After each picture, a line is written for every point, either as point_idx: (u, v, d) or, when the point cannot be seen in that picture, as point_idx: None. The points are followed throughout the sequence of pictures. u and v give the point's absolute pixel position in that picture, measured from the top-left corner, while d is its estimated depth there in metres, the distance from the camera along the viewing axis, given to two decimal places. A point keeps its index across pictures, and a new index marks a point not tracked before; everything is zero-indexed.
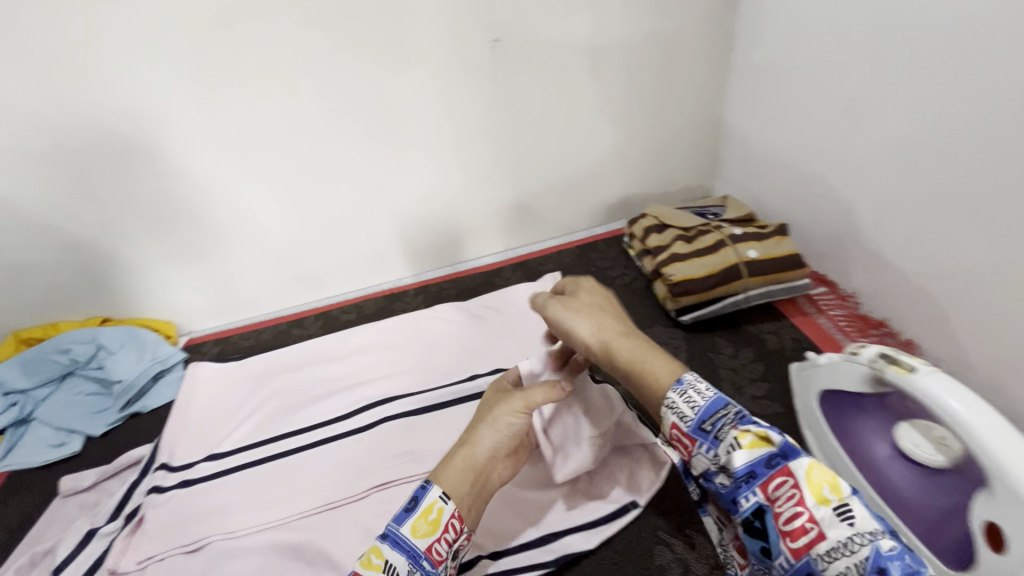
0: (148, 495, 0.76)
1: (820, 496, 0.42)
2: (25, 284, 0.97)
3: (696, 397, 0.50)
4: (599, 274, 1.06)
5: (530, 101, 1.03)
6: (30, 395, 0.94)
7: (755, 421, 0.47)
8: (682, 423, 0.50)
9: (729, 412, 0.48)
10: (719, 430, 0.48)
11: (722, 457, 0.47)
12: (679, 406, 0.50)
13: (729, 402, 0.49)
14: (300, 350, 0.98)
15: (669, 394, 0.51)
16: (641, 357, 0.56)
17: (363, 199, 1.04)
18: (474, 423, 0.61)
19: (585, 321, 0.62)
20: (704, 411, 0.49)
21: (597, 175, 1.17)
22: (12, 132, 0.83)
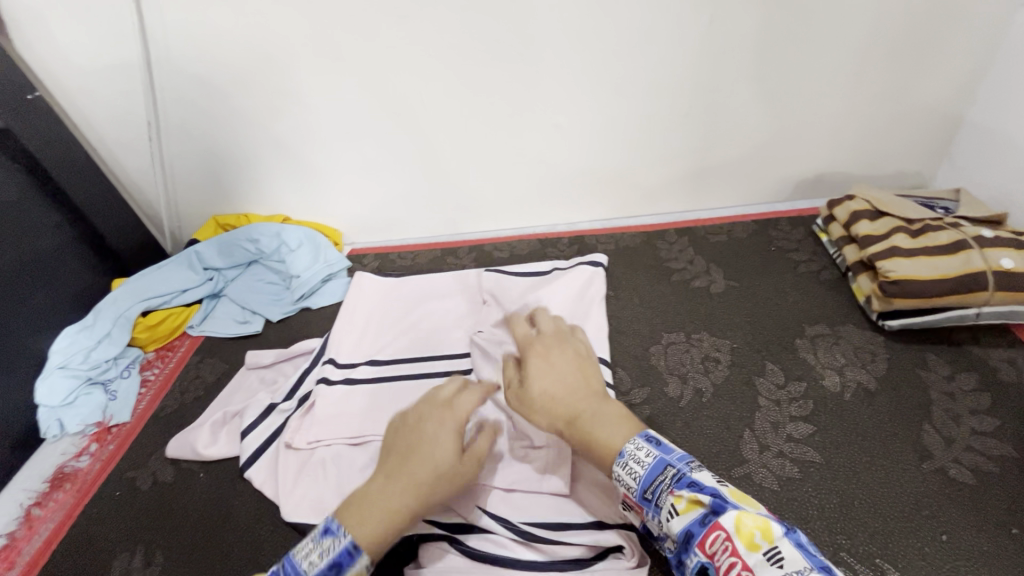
0: (319, 384, 0.81)
1: (749, 543, 0.45)
2: (229, 174, 1.07)
3: (634, 466, 0.53)
4: (782, 256, 0.95)
5: (746, 49, 0.91)
6: (222, 273, 1.06)
7: (692, 484, 0.50)
8: (630, 493, 0.53)
9: (666, 477, 0.51)
10: (659, 495, 0.51)
11: (665, 523, 0.50)
12: (624, 479, 0.54)
13: (667, 467, 0.52)
14: (456, 277, 0.99)
15: (613, 468, 0.55)
16: (602, 428, 0.58)
17: (541, 136, 1.00)
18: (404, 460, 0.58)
19: (540, 410, 0.62)
20: (646, 480, 0.52)
21: (794, 142, 1.03)
22: (243, 32, 0.87)
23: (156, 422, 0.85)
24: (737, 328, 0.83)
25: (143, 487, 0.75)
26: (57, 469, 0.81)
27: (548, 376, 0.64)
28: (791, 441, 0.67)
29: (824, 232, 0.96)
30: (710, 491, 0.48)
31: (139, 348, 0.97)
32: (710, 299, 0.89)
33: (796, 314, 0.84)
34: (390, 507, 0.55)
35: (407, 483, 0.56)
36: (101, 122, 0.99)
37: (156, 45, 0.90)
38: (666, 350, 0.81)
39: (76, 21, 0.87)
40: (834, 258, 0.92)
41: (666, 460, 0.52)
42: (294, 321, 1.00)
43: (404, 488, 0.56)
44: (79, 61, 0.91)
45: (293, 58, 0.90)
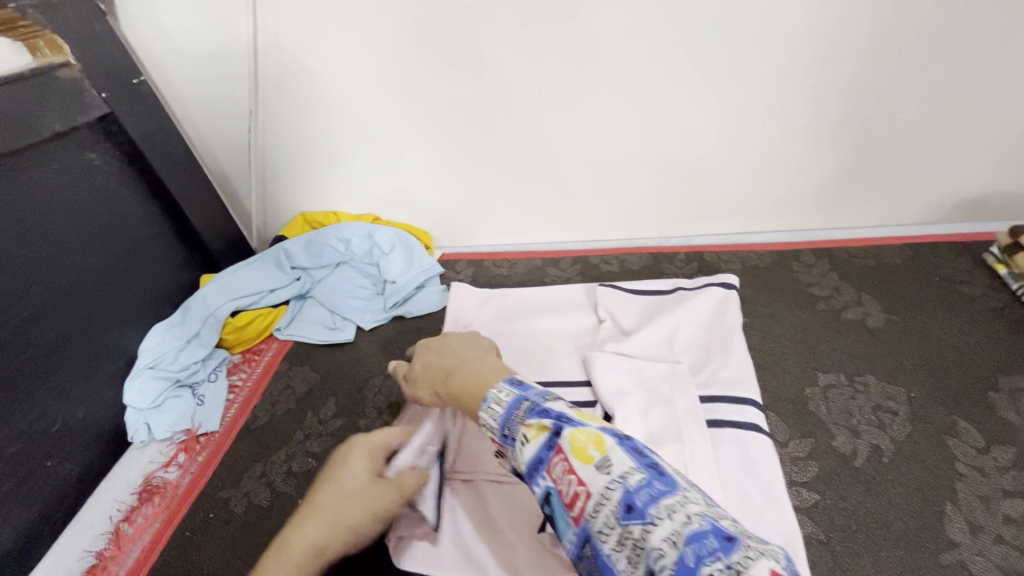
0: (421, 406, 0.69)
1: (583, 456, 0.40)
2: (323, 169, 1.01)
3: (495, 406, 0.46)
4: (950, 288, 0.82)
5: (923, 47, 0.78)
6: (310, 274, 0.99)
7: (545, 410, 0.43)
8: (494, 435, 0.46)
9: (521, 409, 0.44)
10: (511, 431, 0.44)
11: (517, 456, 0.44)
12: (487, 422, 0.47)
13: (524, 399, 0.45)
14: (565, 291, 0.90)
15: (480, 417, 0.47)
16: (469, 378, 0.53)
17: (665, 139, 0.90)
18: (314, 505, 0.55)
19: (422, 383, 0.61)
20: (502, 418, 0.45)
21: (961, 157, 0.89)
22: (357, 16, 0.81)
23: (247, 434, 0.78)
24: (910, 373, 0.71)
25: (237, 509, 0.69)
26: (145, 479, 0.76)
27: (430, 352, 0.63)
28: (1011, 523, 0.55)
29: (1003, 263, 0.82)
30: (554, 413, 0.42)
31: (226, 350, 0.92)
32: (869, 334, 0.77)
33: (983, 361, 0.71)
34: (312, 543, 0.52)
35: (305, 510, 0.54)
36: (200, 110, 0.95)
37: (263, 30, 0.84)
38: (825, 394, 0.70)
39: (184, 2, 0.82)
40: (1018, 294, 0.79)
41: (527, 395, 0.46)
42: (387, 330, 0.93)
43: (316, 519, 0.54)
44: (183, 45, 0.87)
45: (407, 44, 0.83)
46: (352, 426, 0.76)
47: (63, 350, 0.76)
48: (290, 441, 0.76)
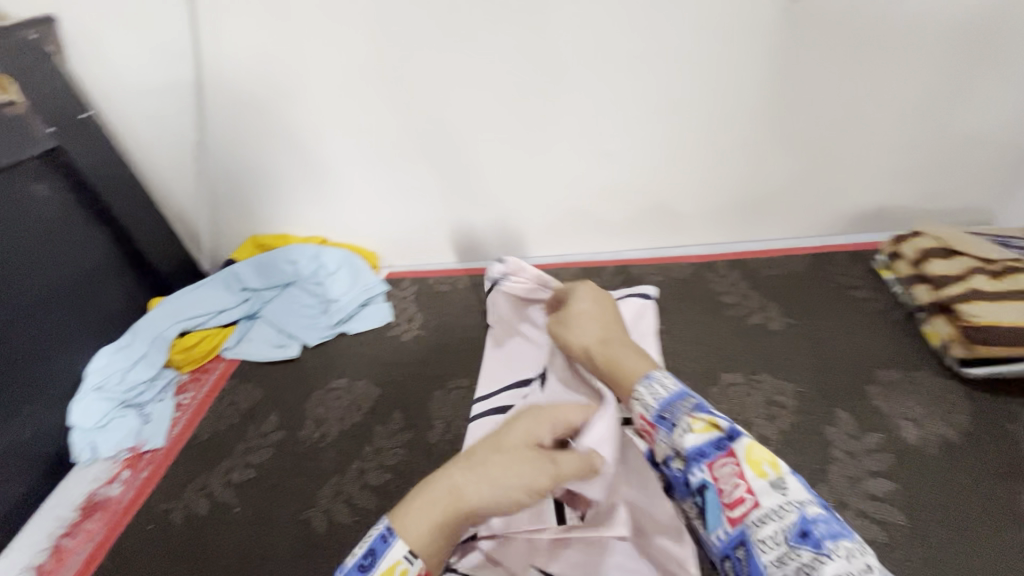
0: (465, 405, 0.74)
1: (758, 471, 0.43)
2: (271, 194, 1.06)
3: (659, 388, 0.50)
4: (842, 293, 0.90)
5: (805, 79, 0.88)
6: (259, 295, 1.03)
7: (711, 407, 0.47)
8: (646, 414, 0.50)
9: (688, 401, 0.48)
10: (672, 417, 0.48)
11: (675, 441, 0.47)
12: (643, 398, 0.51)
13: (691, 394, 0.48)
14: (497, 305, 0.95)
15: (637, 387, 0.52)
16: (617, 359, 0.57)
17: (589, 162, 0.98)
18: (478, 456, 0.51)
19: (578, 332, 0.63)
20: (664, 402, 0.49)
21: (853, 175, 0.99)
22: (296, 55, 0.87)
23: (190, 449, 0.82)
24: (800, 370, 0.78)
25: (177, 519, 0.72)
26: (88, 497, 0.78)
27: (587, 306, 0.66)
28: (872, 500, 0.62)
29: (888, 269, 0.91)
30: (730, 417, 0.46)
31: (174, 370, 0.95)
32: (768, 336, 0.84)
33: (864, 357, 0.79)
34: (450, 486, 0.49)
35: (465, 457, 0.51)
36: (148, 141, 0.99)
37: (209, 67, 0.89)
38: (725, 392, 0.76)
39: (132, 43, 0.88)
40: (899, 297, 0.87)
41: (693, 390, 0.49)
42: (332, 346, 0.97)
43: (461, 468, 0.50)
44: (132, 81, 0.92)
45: (343, 79, 0.89)
46: (292, 438, 0.81)
47: (7, 373, 0.78)
48: (231, 455, 0.80)
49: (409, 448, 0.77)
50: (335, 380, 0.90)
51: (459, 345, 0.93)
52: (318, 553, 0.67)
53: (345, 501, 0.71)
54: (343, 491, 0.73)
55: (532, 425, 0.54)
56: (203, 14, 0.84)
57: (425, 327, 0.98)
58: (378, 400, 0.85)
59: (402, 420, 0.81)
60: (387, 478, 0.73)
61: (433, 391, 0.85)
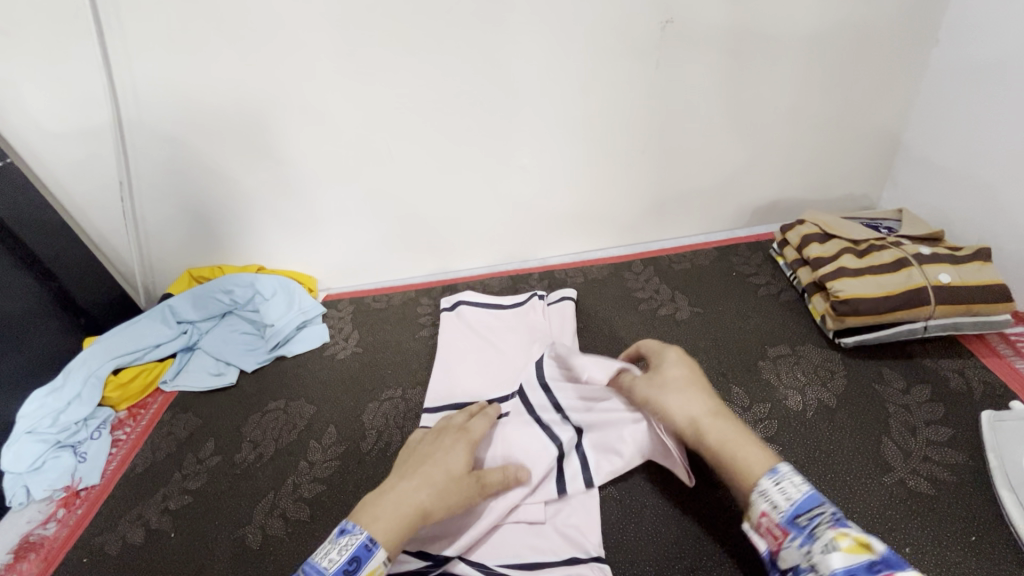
0: (418, 432, 0.80)
1: None
2: (202, 227, 1.08)
3: (791, 488, 0.51)
4: (741, 280, 0.99)
5: (691, 91, 0.97)
6: (196, 326, 1.05)
7: (856, 526, 0.47)
8: (774, 512, 0.51)
9: (826, 511, 0.49)
10: (811, 527, 0.49)
11: (815, 554, 0.47)
12: (772, 496, 0.51)
13: (827, 502, 0.50)
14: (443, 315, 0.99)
15: (762, 480, 0.53)
16: (732, 446, 0.57)
17: (507, 177, 1.05)
18: (418, 468, 0.61)
19: (681, 396, 0.63)
20: (798, 506, 0.50)
21: (747, 172, 1.10)
22: (214, 94, 0.91)
23: (126, 482, 0.83)
24: (702, 353, 0.86)
25: (112, 551, 0.74)
26: (22, 538, 0.78)
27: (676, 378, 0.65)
28: None
29: (780, 256, 1.01)
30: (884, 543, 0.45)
31: (110, 408, 0.95)
32: (675, 325, 0.92)
33: (757, 336, 0.87)
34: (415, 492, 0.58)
35: (410, 472, 0.61)
36: (72, 183, 1.00)
37: (128, 110, 0.92)
38: None
39: (47, 92, 0.90)
40: (790, 281, 0.96)
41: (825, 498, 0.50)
42: (270, 370, 1.00)
43: (416, 480, 0.60)
44: (52, 128, 0.94)
45: (262, 114, 0.94)
46: (228, 461, 0.83)
47: None
48: (167, 484, 0.82)
49: (342, 460, 0.80)
50: (272, 403, 0.92)
51: (393, 357, 0.98)
52: (254, 566, 0.69)
53: (279, 515, 0.74)
54: (277, 506, 0.76)
55: (457, 436, 0.66)
56: (120, 60, 0.87)
57: (360, 343, 1.02)
58: (314, 417, 0.88)
59: (336, 434, 0.85)
60: (320, 489, 0.77)
61: (367, 404, 0.89)
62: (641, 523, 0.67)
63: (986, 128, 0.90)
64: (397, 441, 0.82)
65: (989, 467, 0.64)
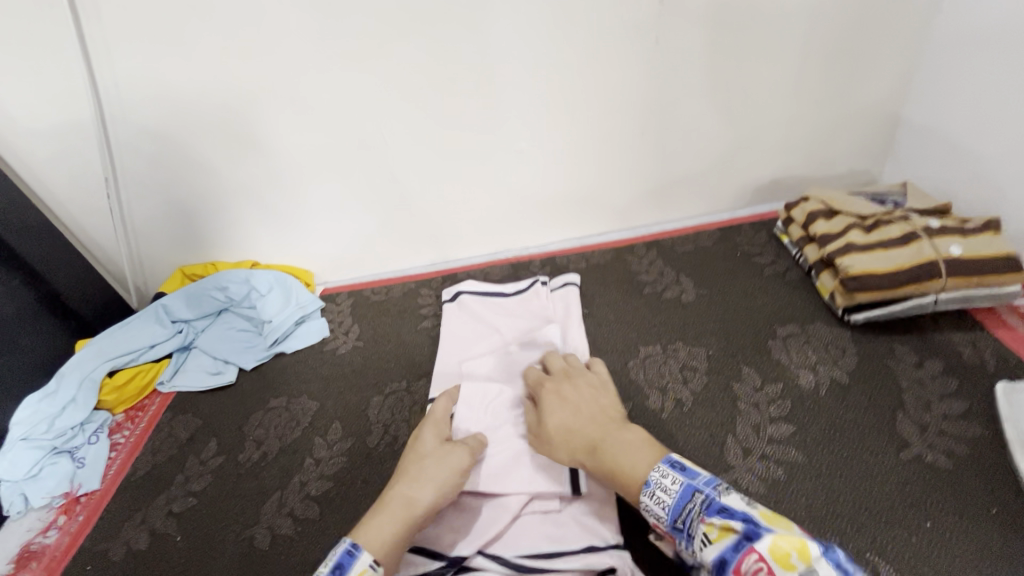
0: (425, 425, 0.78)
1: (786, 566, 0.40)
2: (193, 223, 1.05)
3: (663, 493, 0.50)
4: (747, 260, 0.98)
5: (692, 67, 0.95)
6: (191, 325, 1.02)
7: (721, 510, 0.46)
8: (661, 523, 0.50)
9: (693, 504, 0.48)
10: (688, 524, 0.48)
11: (698, 553, 0.46)
12: (653, 508, 0.51)
13: (694, 492, 0.48)
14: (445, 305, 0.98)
15: (642, 498, 0.52)
16: (620, 458, 0.57)
17: (505, 163, 1.02)
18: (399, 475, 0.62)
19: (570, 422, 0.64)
20: (673, 508, 0.49)
21: (748, 151, 1.08)
22: (200, 84, 0.88)
23: (128, 486, 0.81)
24: (711, 335, 0.84)
25: (117, 557, 0.72)
26: (23, 547, 0.76)
27: (567, 410, 0.66)
28: (772, 443, 0.68)
29: (785, 234, 0.99)
30: (740, 517, 0.44)
31: (107, 411, 0.93)
32: (681, 308, 0.91)
33: (766, 316, 0.86)
34: (403, 505, 0.58)
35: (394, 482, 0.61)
36: (54, 182, 0.97)
37: (110, 104, 0.89)
38: (644, 363, 0.82)
39: (23, 85, 0.86)
40: (797, 259, 0.95)
41: (693, 486, 0.49)
42: (269, 367, 0.98)
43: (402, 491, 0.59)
44: (30, 124, 0.90)
45: (250, 103, 0.90)
46: (231, 462, 0.81)
47: None
48: (171, 486, 0.80)
49: (348, 456, 0.79)
50: (274, 400, 0.90)
51: (395, 350, 0.96)
52: (264, 566, 0.68)
53: (287, 514, 0.73)
54: (285, 505, 0.74)
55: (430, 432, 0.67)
56: (98, 51, 0.83)
57: (361, 337, 1.00)
58: (317, 413, 0.86)
59: (341, 429, 0.83)
60: (328, 486, 0.75)
61: (371, 398, 0.87)
62: None
63: (991, 97, 0.89)
64: (404, 434, 0.80)
65: (1006, 439, 0.63)
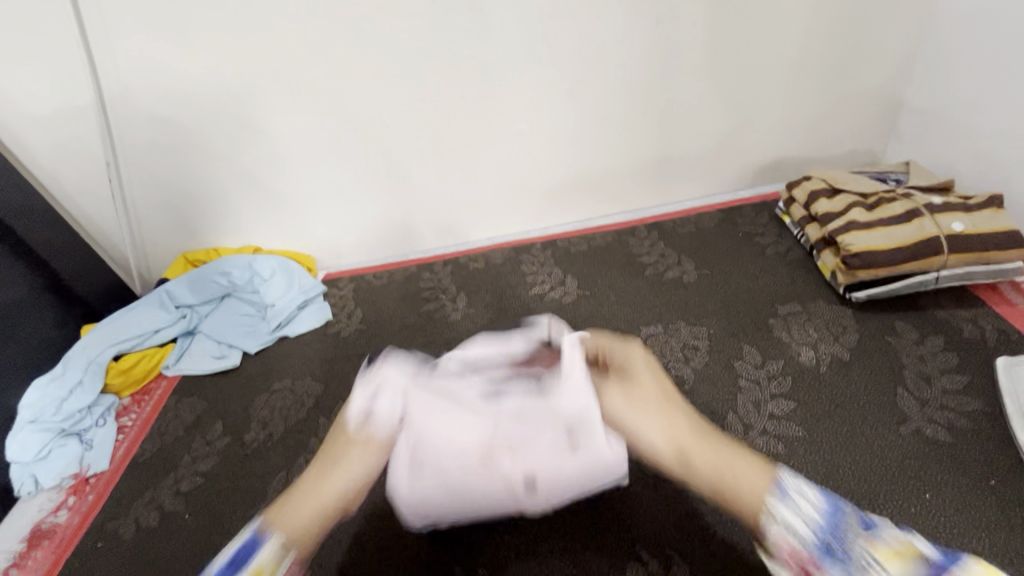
0: None
1: None
2: (195, 208, 1.05)
3: (808, 508, 0.46)
4: (748, 240, 0.98)
5: (694, 45, 0.94)
6: (195, 310, 1.03)
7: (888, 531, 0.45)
8: (802, 543, 0.45)
9: (850, 519, 0.45)
10: (844, 544, 0.45)
11: None
12: (796, 522, 0.46)
13: (846, 508, 0.46)
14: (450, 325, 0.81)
15: (780, 510, 0.46)
16: (726, 469, 0.49)
17: (506, 145, 1.02)
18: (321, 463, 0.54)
19: (655, 420, 0.52)
20: (824, 525, 0.45)
21: (752, 131, 1.07)
22: (199, 67, 0.87)
23: (136, 466, 0.82)
24: (712, 315, 0.85)
25: (127, 535, 0.73)
26: (34, 526, 0.77)
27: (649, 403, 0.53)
28: (773, 419, 0.68)
29: (786, 215, 0.99)
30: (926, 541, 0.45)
31: (113, 395, 0.94)
32: (683, 288, 0.91)
33: (768, 295, 0.86)
34: (312, 496, 0.51)
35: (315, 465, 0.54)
36: (56, 165, 0.97)
37: (109, 88, 0.89)
38: (645, 342, 0.82)
39: (23, 69, 0.86)
40: (798, 238, 0.95)
41: (840, 500, 0.47)
42: (273, 351, 0.98)
43: (318, 482, 0.52)
44: (31, 109, 0.90)
45: (251, 86, 0.90)
46: (237, 442, 0.82)
47: None
48: (178, 466, 0.81)
49: None
50: (278, 382, 0.91)
51: (398, 332, 0.97)
52: None
53: None
54: (291, 483, 0.75)
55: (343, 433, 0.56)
56: (96, 31, 0.83)
57: (363, 321, 1.01)
58: (322, 394, 0.87)
59: None
60: None
61: None
62: (659, 482, 0.68)
63: (995, 73, 0.88)
64: None
65: (1006, 411, 0.64)
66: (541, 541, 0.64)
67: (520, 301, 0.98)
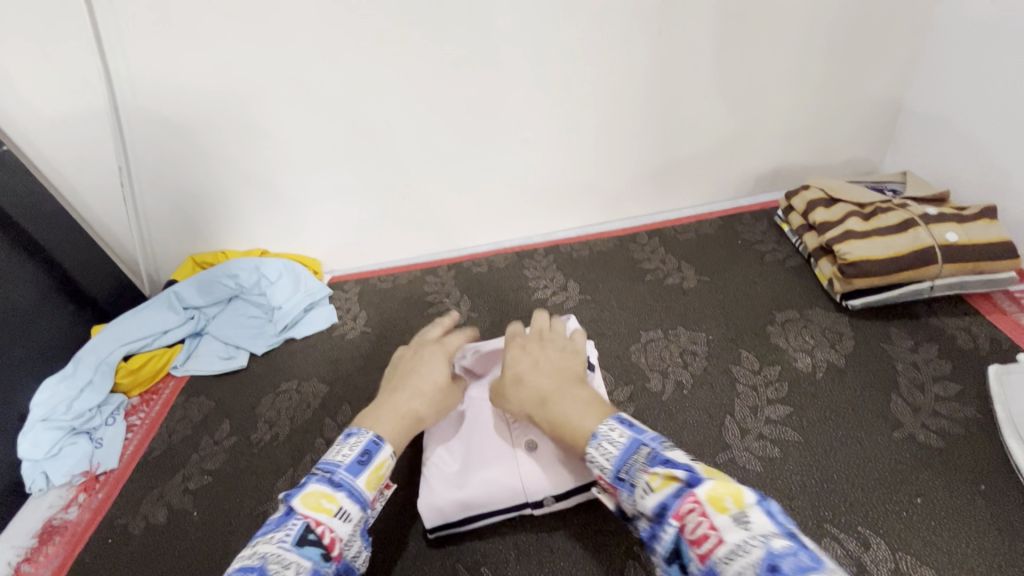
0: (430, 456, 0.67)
1: (719, 506, 0.37)
2: (204, 210, 1.07)
3: (609, 445, 0.48)
4: (748, 248, 0.99)
5: (696, 56, 0.96)
6: (203, 311, 1.05)
7: (666, 460, 0.43)
8: (604, 475, 0.47)
9: (639, 454, 0.45)
10: (631, 474, 0.45)
11: (637, 502, 0.43)
12: (597, 459, 0.48)
13: (641, 445, 0.46)
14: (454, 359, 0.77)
15: (589, 449, 0.49)
16: (563, 422, 0.54)
17: (510, 151, 1.04)
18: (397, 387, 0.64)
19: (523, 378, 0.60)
20: (619, 459, 0.46)
21: (752, 140, 1.09)
22: (212, 74, 0.89)
23: (145, 464, 0.84)
24: (710, 320, 0.86)
25: (137, 531, 0.75)
26: (45, 522, 0.79)
27: (524, 368, 0.61)
28: (770, 423, 0.70)
29: (786, 223, 1.01)
30: (686, 464, 0.41)
31: (123, 394, 0.95)
32: (683, 295, 0.92)
33: (766, 302, 0.87)
34: (411, 413, 0.61)
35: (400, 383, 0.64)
36: (69, 168, 0.99)
37: (122, 93, 0.91)
38: (646, 346, 0.84)
39: (38, 75, 0.87)
40: (796, 246, 0.97)
41: (641, 439, 0.47)
42: (280, 352, 1.00)
43: (414, 396, 0.63)
44: (47, 113, 0.92)
45: (260, 92, 0.92)
46: (244, 441, 0.84)
47: None
48: (186, 464, 0.83)
49: None
50: (285, 383, 0.93)
51: (402, 334, 0.98)
52: None
53: None
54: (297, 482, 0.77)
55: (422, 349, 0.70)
56: (111, 39, 0.85)
57: (368, 324, 1.02)
58: (328, 395, 0.89)
59: (350, 412, 0.85)
60: None
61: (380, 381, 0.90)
62: None
63: (991, 86, 0.90)
64: None
65: (998, 419, 0.65)
66: (548, 546, 0.65)
67: (523, 304, 1.00)
